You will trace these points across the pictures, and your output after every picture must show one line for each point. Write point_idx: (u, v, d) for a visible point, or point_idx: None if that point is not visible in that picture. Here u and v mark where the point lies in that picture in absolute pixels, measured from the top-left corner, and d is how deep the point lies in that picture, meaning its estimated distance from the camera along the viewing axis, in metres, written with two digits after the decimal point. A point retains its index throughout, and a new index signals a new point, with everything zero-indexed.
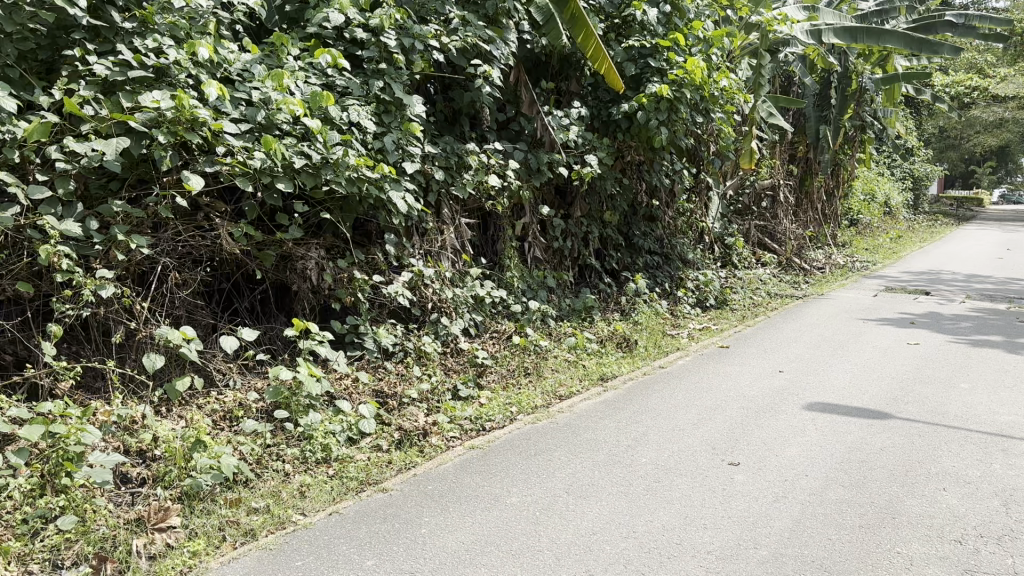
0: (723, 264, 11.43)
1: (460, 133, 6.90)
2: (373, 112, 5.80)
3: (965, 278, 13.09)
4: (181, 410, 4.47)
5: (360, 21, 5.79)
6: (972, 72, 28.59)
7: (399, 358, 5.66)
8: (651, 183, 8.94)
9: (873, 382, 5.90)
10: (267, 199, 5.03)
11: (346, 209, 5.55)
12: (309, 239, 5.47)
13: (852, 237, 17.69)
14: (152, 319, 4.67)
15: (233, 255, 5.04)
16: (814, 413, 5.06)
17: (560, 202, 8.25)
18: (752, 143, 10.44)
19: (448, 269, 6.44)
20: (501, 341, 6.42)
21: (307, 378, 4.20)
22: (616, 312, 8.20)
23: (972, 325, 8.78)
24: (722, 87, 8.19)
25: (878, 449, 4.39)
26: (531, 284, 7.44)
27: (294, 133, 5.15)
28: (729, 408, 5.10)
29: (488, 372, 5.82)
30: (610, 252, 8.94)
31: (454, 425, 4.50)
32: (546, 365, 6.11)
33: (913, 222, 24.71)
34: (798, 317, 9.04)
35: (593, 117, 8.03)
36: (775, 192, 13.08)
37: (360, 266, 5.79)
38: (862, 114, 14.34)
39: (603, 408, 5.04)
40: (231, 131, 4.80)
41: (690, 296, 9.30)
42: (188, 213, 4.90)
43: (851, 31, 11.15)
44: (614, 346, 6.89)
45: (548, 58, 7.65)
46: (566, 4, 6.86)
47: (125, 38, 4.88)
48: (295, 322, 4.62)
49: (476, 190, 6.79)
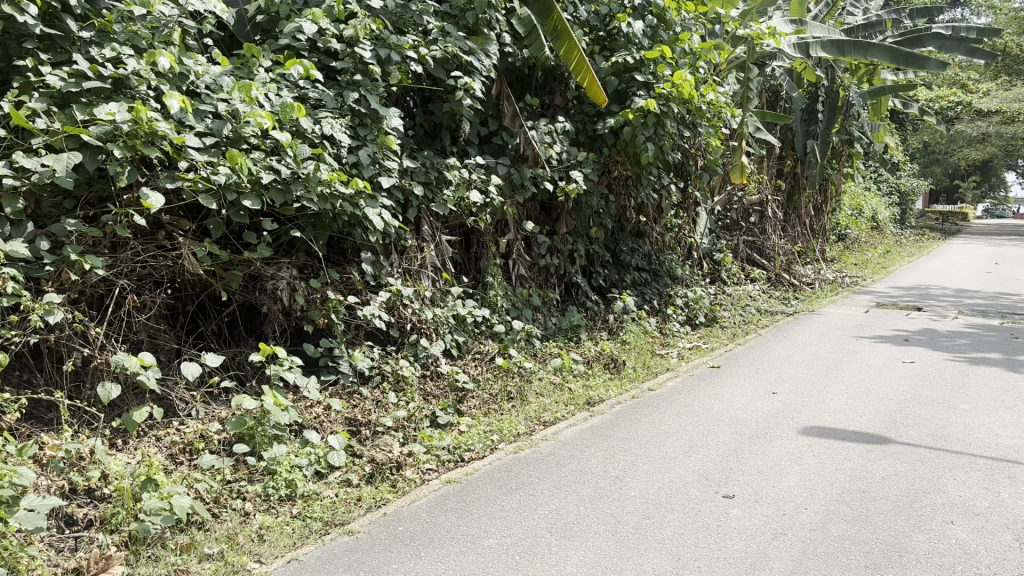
0: (712, 280, 11.22)
1: (441, 147, 6.66)
2: (347, 125, 5.55)
3: (956, 293, 12.95)
4: (138, 442, 4.19)
5: (333, 32, 5.56)
6: (955, 87, 28.73)
7: (376, 383, 5.38)
8: (638, 198, 8.72)
9: (871, 404, 5.67)
10: (233, 217, 4.76)
11: (320, 226, 5.28)
12: (279, 258, 5.21)
13: (840, 252, 17.55)
14: (108, 344, 4.40)
15: (197, 276, 4.77)
16: (811, 439, 4.82)
17: (545, 218, 8.01)
18: (740, 157, 10.26)
19: (428, 289, 6.17)
20: (483, 363, 6.15)
21: (274, 407, 3.92)
22: (604, 330, 7.94)
23: (967, 342, 8.58)
24: (709, 101, 8.00)
25: (880, 478, 4.14)
26: (516, 303, 7.18)
27: (262, 147, 4.91)
28: (722, 433, 4.85)
29: (469, 398, 5.53)
30: (597, 269, 8.70)
31: (431, 455, 4.23)
32: (531, 388, 5.84)
33: (900, 237, 24.64)
34: (790, 335, 8.81)
35: (578, 132, 7.81)
36: (763, 207, 12.91)
37: (334, 286, 5.52)
38: (849, 128, 14.24)
39: (590, 435, 4.78)
40: (195, 145, 4.54)
41: (679, 314, 9.07)
42: (149, 232, 4.64)
43: (839, 44, 11.01)
44: (601, 368, 6.63)
45: (532, 71, 7.43)
46: (549, 15, 6.79)
47: (82, 48, 4.62)
48: (262, 347, 4.35)
49: (457, 206, 6.54)
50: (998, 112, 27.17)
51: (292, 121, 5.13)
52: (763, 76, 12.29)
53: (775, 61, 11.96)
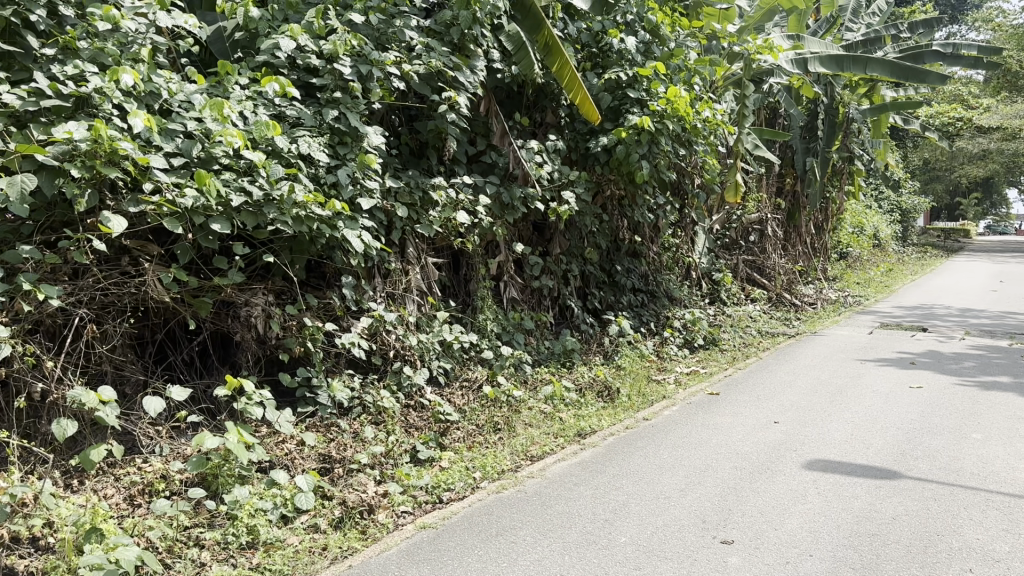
0: (711, 301, 10.95)
1: (427, 167, 6.43)
2: (326, 144, 5.33)
3: (960, 313, 12.67)
4: (96, 482, 3.95)
5: (313, 48, 5.35)
6: (955, 103, 28.59)
7: (356, 414, 5.11)
8: (634, 218, 8.48)
9: (877, 433, 5.40)
10: (203, 242, 4.51)
11: (297, 249, 5.02)
12: (253, 283, 4.96)
13: (842, 271, 17.27)
14: (66, 378, 4.15)
15: (164, 303, 4.52)
16: (815, 474, 4.53)
17: (537, 238, 7.77)
18: (737, 175, 10.05)
19: (413, 314, 5.92)
20: (470, 392, 5.87)
21: (236, 445, 3.74)
22: (598, 354, 7.67)
23: (974, 365, 8.29)
24: (705, 118, 7.77)
25: (890, 518, 3.86)
26: (506, 328, 6.92)
27: (235, 168, 4.68)
28: (720, 468, 4.57)
29: (453, 431, 5.18)
30: (592, 291, 8.44)
31: (407, 496, 3.96)
32: (519, 419, 5.55)
33: (902, 255, 24.36)
34: (792, 358, 8.53)
35: (570, 150, 7.58)
36: (763, 226, 12.67)
37: (313, 312, 5.27)
38: (849, 145, 14.05)
39: (579, 471, 4.50)
40: (161, 166, 4.31)
41: (677, 337, 8.80)
42: (113, 257, 4.40)
43: (837, 59, 10.82)
44: (594, 396, 6.33)
45: (522, 89, 7.22)
46: (538, 32, 6.58)
47: (43, 66, 4.40)
48: (229, 380, 4.12)
49: (443, 227, 6.29)
50: (999, 129, 27.01)
51: (267, 140, 4.91)
52: (762, 93, 12.09)
53: (773, 77, 11.76)
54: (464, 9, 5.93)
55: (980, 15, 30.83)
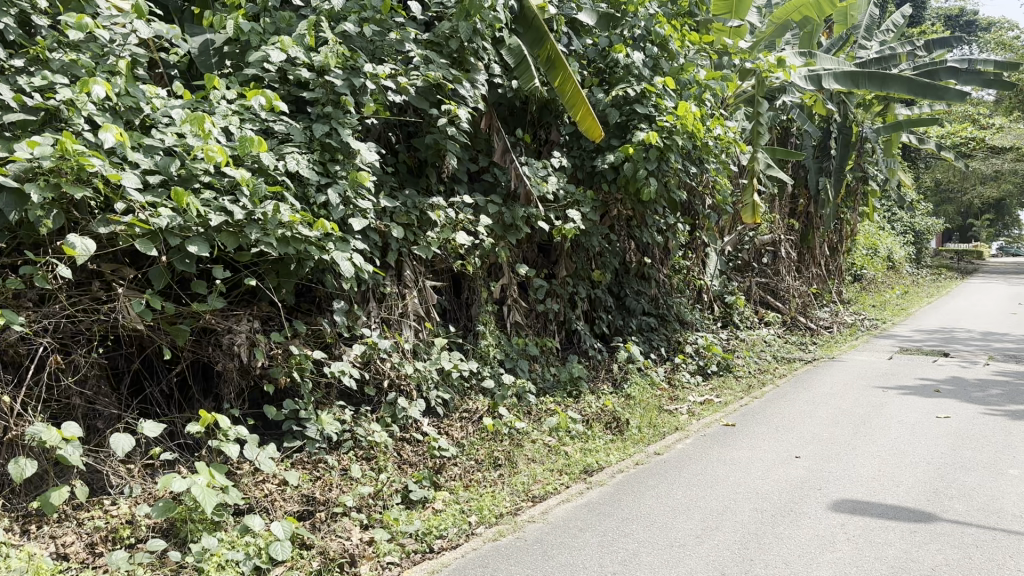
0: (724, 325, 10.58)
1: (426, 185, 6.13)
2: (316, 161, 5.04)
3: (982, 337, 12.22)
4: (55, 528, 3.63)
5: (304, 61, 5.08)
6: (966, 122, 28.24)
7: (346, 448, 4.76)
8: (643, 239, 8.13)
9: (908, 470, 5.01)
10: (179, 265, 4.19)
11: (284, 273, 4.69)
12: (237, 309, 4.66)
13: (857, 293, 16.85)
14: (26, 413, 3.84)
15: (137, 331, 4.22)
16: (843, 516, 4.15)
17: (543, 260, 7.45)
18: (751, 196, 9.72)
19: (410, 340, 5.58)
20: (470, 424, 5.51)
21: (204, 491, 3.45)
22: (607, 382, 7.30)
23: (1002, 393, 7.87)
24: (716, 135, 7.43)
25: (930, 569, 3.48)
26: (509, 354, 6.57)
27: (216, 186, 4.39)
28: (739, 510, 4.20)
29: (448, 470, 4.73)
30: (600, 315, 8.08)
31: (394, 545, 3.62)
32: (521, 453, 5.11)
33: (917, 277, 23.89)
34: (811, 386, 8.12)
35: (576, 168, 7.25)
36: (776, 247, 12.31)
37: (302, 340, 4.94)
38: (863, 165, 13.72)
39: (586, 514, 4.13)
40: (134, 185, 4.02)
41: (689, 363, 8.40)
42: (83, 282, 4.11)
43: (852, 76, 10.48)
44: (602, 428, 5.93)
45: (526, 105, 6.93)
46: (541, 46, 6.31)
47: (10, 77, 4.13)
48: (203, 416, 3.81)
49: (442, 249, 5.96)
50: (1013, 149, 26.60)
51: (253, 157, 4.62)
52: (775, 111, 11.79)
53: (786, 95, 11.44)
54: (463, 21, 5.64)
55: (990, 36, 30.56)
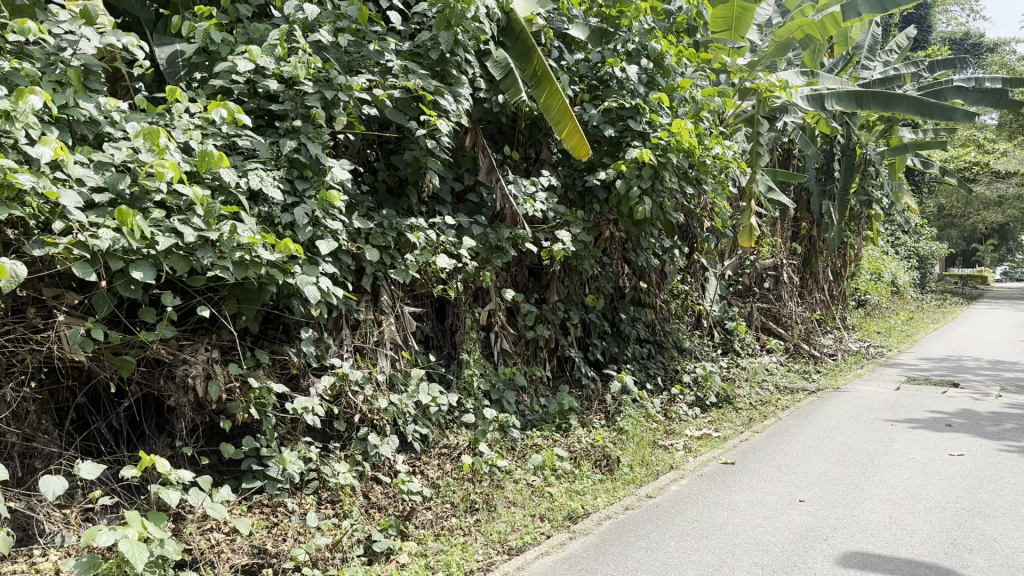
0: (724, 352, 10.20)
1: (406, 206, 5.79)
2: (283, 179, 4.71)
3: (991, 366, 11.79)
4: None
5: (272, 71, 4.76)
6: (970, 147, 27.96)
7: (309, 490, 4.38)
8: (638, 263, 7.77)
9: (922, 518, 4.60)
10: (122, 291, 3.84)
11: (244, 299, 4.34)
12: (193, 339, 4.31)
13: (861, 319, 16.48)
14: None
15: (76, 363, 3.87)
16: (852, 573, 3.75)
17: (533, 284, 7.10)
18: (751, 219, 9.39)
19: (385, 371, 5.22)
20: (448, 463, 5.12)
21: (133, 546, 3.06)
22: (599, 414, 6.91)
23: (1016, 427, 7.45)
24: (715, 154, 7.09)
25: None
26: (494, 385, 6.19)
27: (169, 204, 4.05)
28: (738, 565, 3.80)
29: (419, 513, 4.37)
30: (594, 342, 7.71)
31: None
32: (501, 496, 4.71)
33: (921, 303, 23.52)
34: (815, 418, 7.72)
35: (567, 188, 6.90)
36: (778, 272, 11.94)
37: (265, 371, 4.58)
38: (867, 189, 13.39)
39: (566, 571, 3.74)
40: (74, 204, 3.68)
41: (687, 394, 8.00)
42: (18, 309, 3.76)
43: (856, 96, 10.13)
44: (591, 467, 5.53)
45: (514, 122, 6.61)
46: (528, 60, 6.02)
47: None
48: (141, 459, 3.43)
49: (422, 273, 5.61)
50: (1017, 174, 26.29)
51: (212, 173, 4.29)
52: (776, 132, 11.50)
53: (787, 115, 11.16)
54: (445, 30, 5.32)
55: (993, 60, 30.39)
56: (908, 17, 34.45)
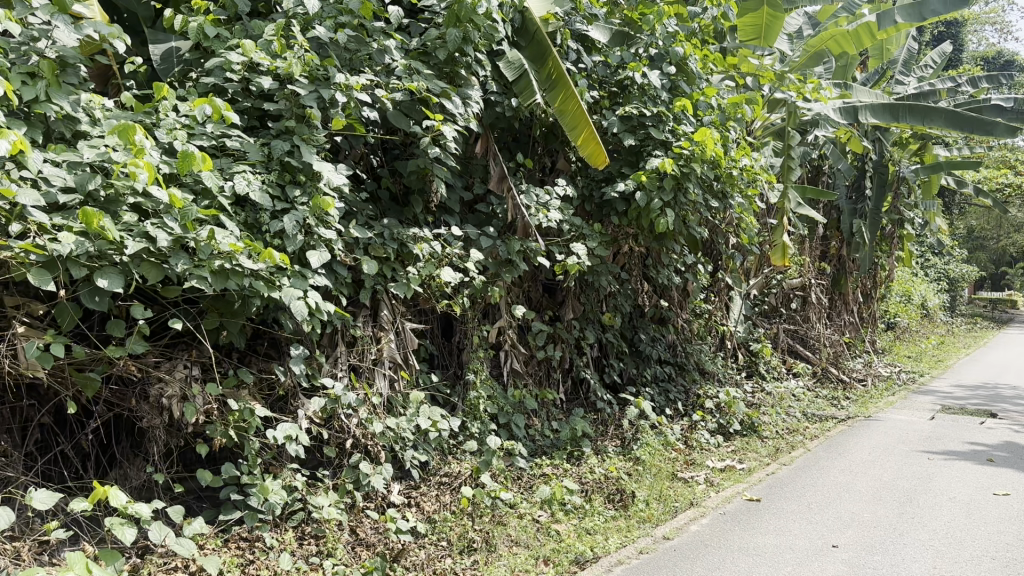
0: (748, 375, 9.71)
1: (411, 216, 5.42)
2: (274, 184, 4.35)
3: None
4: None
5: (266, 69, 4.42)
6: (1004, 167, 27.16)
7: (291, 524, 3.99)
8: (659, 280, 7.34)
9: (971, 569, 4.11)
10: (86, 301, 3.49)
11: (226, 313, 3.98)
12: (168, 356, 3.95)
13: (891, 343, 15.87)
14: None
15: (34, 379, 3.51)
16: None
17: (547, 301, 6.70)
18: (781, 236, 8.93)
19: (383, 392, 4.83)
20: (447, 494, 4.72)
21: None
22: (614, 440, 6.48)
23: None
24: (741, 166, 6.69)
25: None
26: (502, 408, 5.78)
27: (144, 207, 3.69)
28: None
29: (410, 552, 3.98)
30: (610, 362, 7.28)
31: None
32: (502, 534, 4.30)
33: (951, 326, 22.80)
34: (847, 450, 7.22)
35: (584, 200, 6.52)
36: (806, 292, 11.43)
37: (249, 392, 4.20)
38: (899, 208, 12.87)
39: None
40: (33, 204, 3.33)
41: (709, 421, 7.53)
42: None
43: (891, 108, 9.67)
44: (603, 501, 5.09)
45: (530, 128, 6.23)
46: (543, 62, 5.67)
47: None
48: (94, 490, 3.06)
49: (426, 287, 5.22)
50: None
51: (194, 175, 3.94)
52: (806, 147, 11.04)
53: (818, 129, 10.71)
54: (454, 27, 4.95)
55: None
56: (939, 35, 33.82)
